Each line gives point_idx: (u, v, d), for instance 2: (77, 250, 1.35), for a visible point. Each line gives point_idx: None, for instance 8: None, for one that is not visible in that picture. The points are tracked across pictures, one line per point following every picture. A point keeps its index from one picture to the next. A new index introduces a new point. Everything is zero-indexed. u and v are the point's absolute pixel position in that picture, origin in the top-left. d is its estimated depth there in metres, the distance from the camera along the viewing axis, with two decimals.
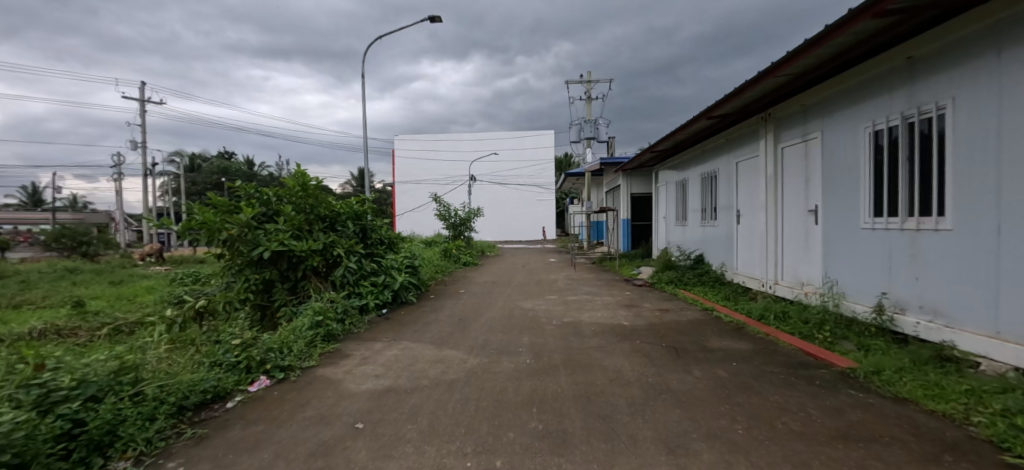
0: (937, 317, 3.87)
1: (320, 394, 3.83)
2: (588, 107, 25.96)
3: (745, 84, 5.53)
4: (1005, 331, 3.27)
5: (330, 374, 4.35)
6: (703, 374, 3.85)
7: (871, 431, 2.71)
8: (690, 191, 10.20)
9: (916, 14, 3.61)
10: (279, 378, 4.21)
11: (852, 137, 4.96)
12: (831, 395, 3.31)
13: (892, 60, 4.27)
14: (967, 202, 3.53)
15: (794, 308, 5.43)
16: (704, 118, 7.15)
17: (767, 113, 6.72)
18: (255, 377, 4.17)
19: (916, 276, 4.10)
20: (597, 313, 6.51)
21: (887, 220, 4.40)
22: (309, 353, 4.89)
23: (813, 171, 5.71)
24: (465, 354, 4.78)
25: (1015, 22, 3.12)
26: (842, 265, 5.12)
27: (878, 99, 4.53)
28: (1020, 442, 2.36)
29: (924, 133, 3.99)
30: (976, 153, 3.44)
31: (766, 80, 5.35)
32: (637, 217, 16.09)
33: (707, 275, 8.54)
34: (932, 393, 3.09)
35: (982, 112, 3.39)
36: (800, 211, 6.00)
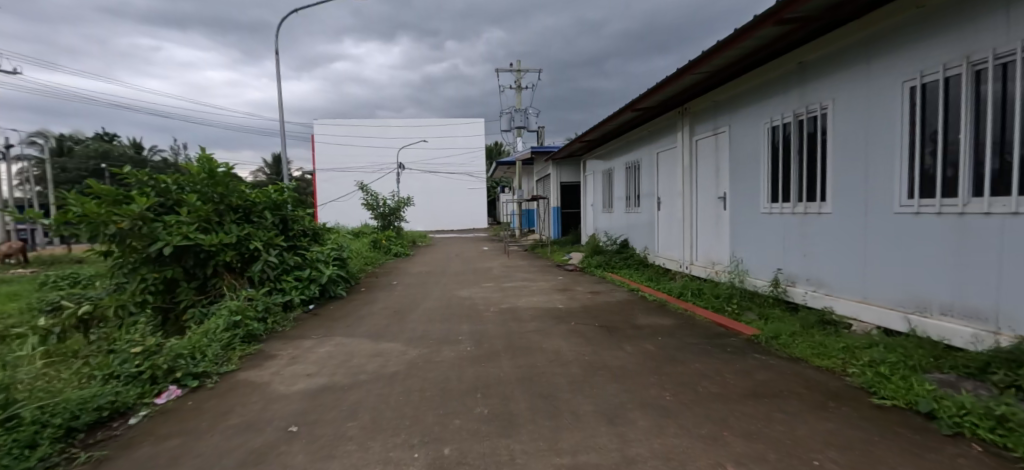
0: (820, 287, 4.54)
1: (245, 399, 3.57)
2: (517, 97, 26.12)
3: (665, 79, 5.93)
4: (870, 297, 3.95)
5: (254, 377, 4.07)
6: (635, 349, 4.17)
7: (775, 387, 3.15)
8: (616, 179, 10.78)
9: (804, 26, 4.18)
10: (191, 387, 3.85)
11: (754, 131, 5.58)
12: (742, 359, 3.75)
13: (788, 64, 4.86)
14: (844, 190, 4.17)
15: (707, 285, 6.02)
16: (628, 110, 7.54)
17: (683, 108, 7.29)
18: (162, 387, 3.78)
19: (804, 253, 4.76)
20: (534, 298, 6.71)
21: (783, 204, 5.04)
22: (227, 357, 4.52)
23: (722, 161, 6.34)
24: (404, 346, 4.71)
25: (881, 36, 3.74)
26: (746, 246, 5.78)
27: (776, 99, 5.14)
28: (884, 386, 2.90)
29: (812, 129, 4.62)
30: (852, 148, 4.06)
31: (684, 77, 5.78)
32: (567, 205, 16.66)
33: (632, 258, 9.13)
34: (819, 351, 3.65)
35: (856, 114, 4.03)
36: (710, 197, 6.66)
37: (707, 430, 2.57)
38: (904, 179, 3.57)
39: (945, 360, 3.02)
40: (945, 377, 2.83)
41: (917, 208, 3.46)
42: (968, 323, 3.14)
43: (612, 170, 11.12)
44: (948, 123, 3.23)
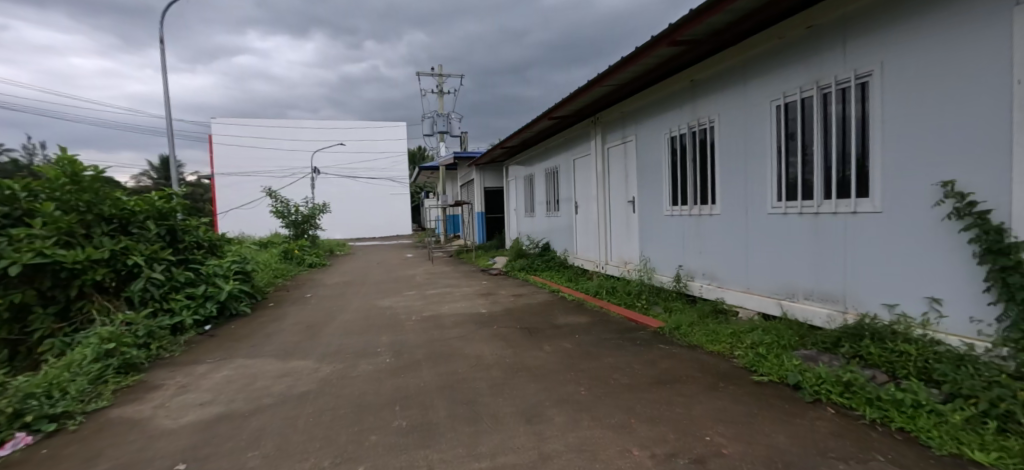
0: (713, 280, 5.09)
1: (120, 438, 3.17)
2: (439, 101, 25.89)
3: (577, 90, 6.27)
4: (753, 286, 4.51)
5: (133, 411, 3.63)
6: (553, 348, 4.37)
7: (676, 373, 3.50)
8: (537, 184, 11.14)
9: (693, 48, 4.69)
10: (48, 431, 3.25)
11: (656, 140, 6.11)
12: (648, 350, 4.11)
13: (682, 81, 5.40)
14: (730, 194, 4.73)
15: (620, 283, 6.45)
16: (544, 118, 7.84)
17: (595, 117, 7.74)
18: (6, 435, 3.11)
19: (700, 250, 5.30)
20: (457, 305, 6.74)
21: (681, 207, 5.57)
22: (97, 392, 3.94)
23: (630, 168, 6.85)
24: (317, 363, 4.50)
25: (754, 61, 4.33)
26: (652, 245, 6.29)
27: (673, 112, 5.68)
28: (762, 364, 3.36)
29: (702, 139, 5.17)
30: (735, 157, 4.62)
31: (594, 88, 6.15)
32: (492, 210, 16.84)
33: (553, 260, 9.50)
34: (712, 337, 4.10)
35: (737, 127, 4.59)
36: (621, 201, 7.15)
37: (617, 419, 2.79)
38: (774, 185, 4.15)
39: (808, 338, 3.55)
40: (808, 352, 3.33)
41: (785, 209, 4.05)
42: (825, 305, 3.74)
43: (533, 175, 11.47)
44: (805, 137, 3.83)
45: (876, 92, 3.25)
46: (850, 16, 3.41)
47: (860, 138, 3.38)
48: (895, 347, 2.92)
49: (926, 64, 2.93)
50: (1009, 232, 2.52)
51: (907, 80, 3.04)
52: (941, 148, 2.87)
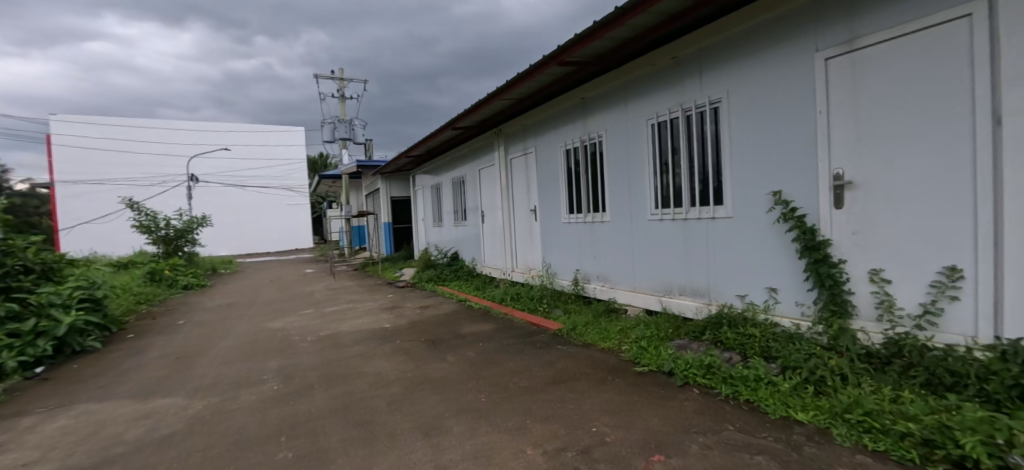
0: (606, 281, 5.48)
1: None
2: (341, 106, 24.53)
3: (478, 102, 6.37)
4: (639, 285, 4.94)
5: None
6: (456, 358, 4.40)
7: (571, 371, 3.74)
8: (444, 194, 11.09)
9: (582, 69, 5.07)
10: None
11: (553, 152, 6.44)
12: (547, 352, 4.32)
13: (573, 98, 5.78)
14: (617, 202, 5.16)
15: (524, 289, 6.66)
16: (448, 128, 7.85)
17: (497, 129, 7.92)
18: None
19: (594, 255, 5.68)
20: (358, 321, 6.45)
21: (577, 215, 5.93)
22: None
23: (531, 178, 7.11)
24: (186, 399, 4.01)
25: (633, 83, 4.80)
26: (553, 251, 6.60)
27: (566, 126, 6.05)
28: (644, 355, 3.72)
29: (593, 153, 5.59)
30: (620, 169, 5.06)
31: (494, 101, 6.30)
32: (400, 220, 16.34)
33: (462, 270, 9.51)
34: (604, 335, 4.43)
35: (621, 142, 5.04)
36: (524, 210, 7.39)
37: (513, 421, 2.91)
38: (652, 194, 4.63)
39: (681, 328, 4.00)
40: (681, 342, 3.75)
41: (661, 215, 4.54)
42: (694, 299, 4.25)
43: (440, 185, 11.40)
44: (675, 153, 4.34)
45: (726, 115, 3.81)
46: (706, 50, 3.97)
47: (716, 154, 3.93)
48: (747, 331, 3.42)
49: (761, 94, 3.53)
50: (820, 232, 3.17)
51: (748, 106, 3.63)
52: (773, 164, 3.47)
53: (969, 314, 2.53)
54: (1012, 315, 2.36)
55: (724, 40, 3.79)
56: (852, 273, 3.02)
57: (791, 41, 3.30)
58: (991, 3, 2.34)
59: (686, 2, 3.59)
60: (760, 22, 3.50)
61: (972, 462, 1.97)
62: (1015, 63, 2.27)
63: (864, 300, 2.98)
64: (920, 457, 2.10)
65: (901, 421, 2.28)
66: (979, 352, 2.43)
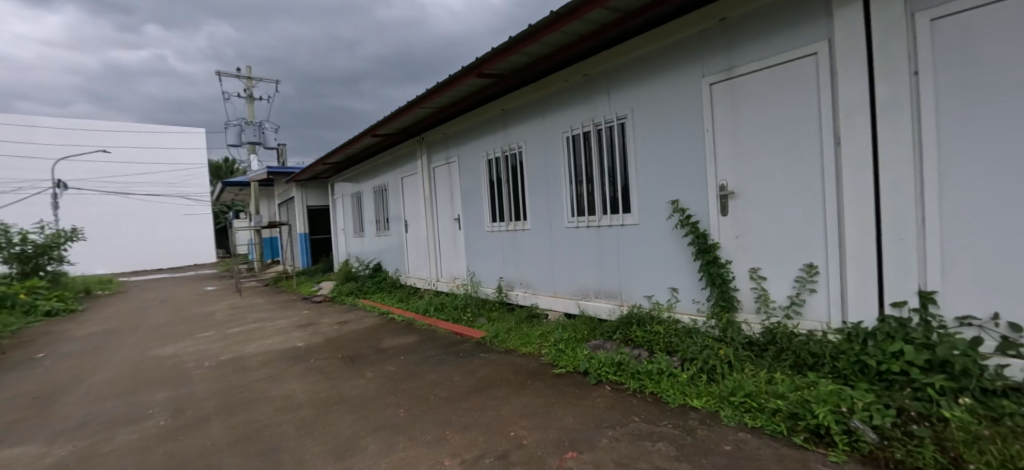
0: (528, 287, 5.62)
1: None
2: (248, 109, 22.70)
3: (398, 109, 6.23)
4: (558, 290, 5.14)
5: None
6: (375, 374, 4.27)
7: (492, 378, 3.80)
8: (364, 203, 10.70)
9: (501, 81, 5.17)
10: None
11: (474, 161, 6.44)
12: (469, 361, 4.35)
13: (495, 109, 5.85)
14: (537, 211, 5.33)
15: (448, 299, 6.61)
16: (367, 134, 7.58)
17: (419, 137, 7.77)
18: None
19: (517, 262, 5.79)
20: (266, 341, 6.01)
21: (499, 223, 6.01)
22: None
23: (454, 187, 7.02)
24: (47, 445, 3.47)
25: (549, 97, 5.00)
26: (477, 259, 6.62)
27: (487, 136, 6.13)
28: (561, 357, 3.89)
29: (513, 163, 5.73)
30: (539, 178, 5.24)
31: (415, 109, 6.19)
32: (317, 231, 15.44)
33: (384, 281, 9.20)
34: (524, 340, 4.55)
35: (539, 152, 5.23)
36: (447, 219, 7.34)
37: (432, 434, 2.90)
38: (568, 203, 4.85)
39: (596, 330, 4.23)
40: (596, 342, 3.97)
41: (576, 223, 4.78)
42: (608, 300, 4.52)
43: (360, 193, 10.96)
44: (589, 165, 4.60)
45: (631, 131, 4.13)
46: (612, 69, 4.27)
47: (624, 166, 4.23)
48: (652, 328, 3.71)
49: (660, 112, 3.88)
50: (710, 236, 3.58)
51: (650, 122, 3.97)
52: (671, 175, 3.82)
53: (823, 303, 3.04)
54: (854, 302, 2.88)
55: (628, 61, 4.12)
56: (737, 272, 3.46)
57: (684, 67, 3.68)
58: (830, 46, 2.89)
59: (593, 25, 3.87)
60: (659, 46, 3.84)
61: (826, 428, 2.40)
62: (849, 96, 2.82)
63: (746, 295, 3.43)
64: (788, 428, 2.51)
65: (773, 398, 2.68)
66: (832, 334, 2.92)
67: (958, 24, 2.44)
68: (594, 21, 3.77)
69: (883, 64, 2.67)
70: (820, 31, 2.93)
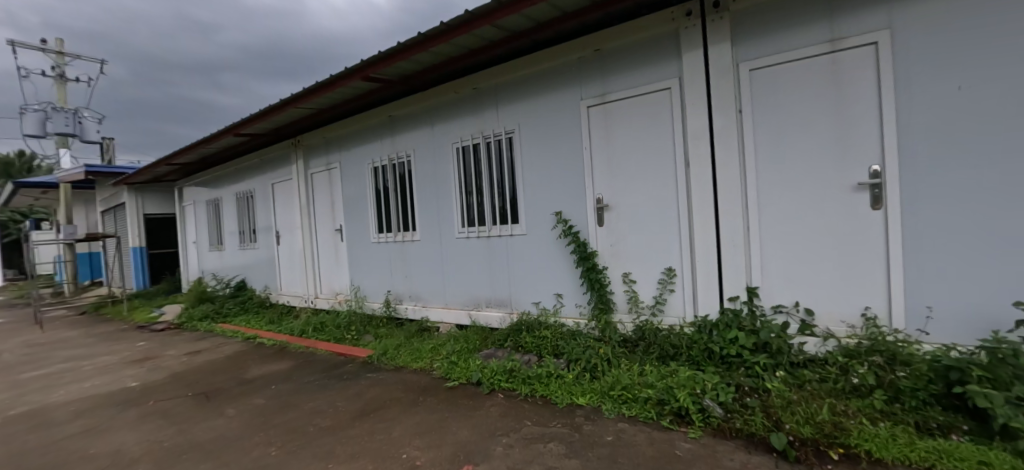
0: (418, 300, 5.46)
1: None
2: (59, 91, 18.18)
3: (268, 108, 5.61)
4: (450, 302, 5.10)
5: None
6: (238, 410, 3.77)
7: (380, 399, 3.63)
8: (223, 213, 9.36)
9: (388, 86, 4.99)
10: None
11: (357, 168, 6.08)
12: (354, 383, 4.08)
13: (380, 115, 5.61)
14: (427, 220, 5.25)
15: (329, 317, 6.06)
16: (228, 134, 6.64)
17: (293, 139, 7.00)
18: None
19: (406, 274, 5.59)
20: (86, 383, 4.89)
21: (387, 234, 5.75)
22: None
23: (335, 195, 6.47)
24: None
25: (437, 107, 5.00)
26: (361, 273, 6.21)
27: (371, 143, 5.85)
28: (453, 370, 3.88)
29: (399, 172, 5.56)
30: (428, 189, 5.18)
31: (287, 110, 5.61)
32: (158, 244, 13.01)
33: (249, 301, 8.11)
34: (415, 356, 4.42)
35: (428, 162, 5.17)
36: (327, 229, 6.71)
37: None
38: (459, 213, 4.88)
39: (488, 339, 4.32)
40: (488, 351, 4.05)
41: (467, 233, 4.82)
42: (498, 309, 4.63)
43: (217, 201, 9.56)
44: (479, 176, 4.69)
45: (518, 145, 4.33)
46: (498, 86, 4.45)
47: (512, 178, 4.42)
48: (540, 333, 3.92)
49: (544, 129, 4.14)
50: (589, 244, 3.92)
51: (535, 138, 4.22)
52: (556, 188, 4.10)
53: (680, 300, 3.54)
54: (703, 298, 3.42)
55: (512, 79, 4.32)
56: (612, 277, 3.84)
57: (563, 89, 4.01)
58: (680, 82, 3.41)
59: (483, 41, 4.00)
60: (543, 68, 4.10)
61: (685, 409, 2.80)
62: (694, 126, 3.35)
63: (620, 297, 3.83)
64: (657, 413, 2.87)
65: (645, 388, 3.03)
66: (687, 327, 3.42)
67: (767, 74, 3.10)
68: (484, 38, 3.90)
69: (718, 102, 3.25)
70: (672, 69, 3.44)
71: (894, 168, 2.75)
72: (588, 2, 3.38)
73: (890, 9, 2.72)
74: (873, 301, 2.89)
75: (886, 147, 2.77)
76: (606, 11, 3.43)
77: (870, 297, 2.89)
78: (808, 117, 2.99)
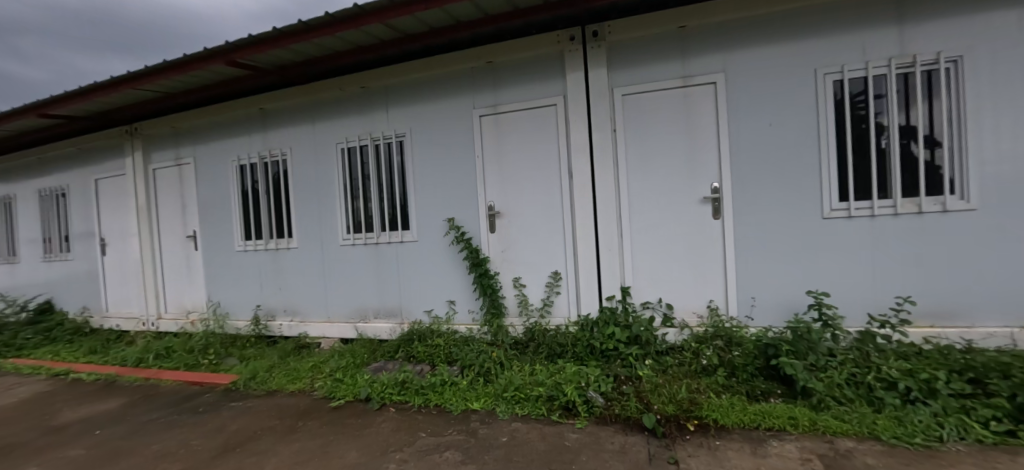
0: (294, 315, 4.93)
1: None
2: None
3: (92, 86, 4.57)
4: (333, 315, 4.71)
5: None
6: (44, 466, 2.96)
7: (250, 430, 3.19)
8: (15, 216, 7.28)
9: (257, 75, 4.44)
10: None
11: (215, 166, 5.28)
12: (214, 415, 3.51)
13: (247, 107, 4.95)
14: (303, 226, 4.79)
15: (178, 341, 5.08)
16: (31, 113, 5.19)
17: (132, 127, 5.70)
18: None
19: (280, 287, 5.00)
20: None
21: (254, 241, 5.09)
22: None
23: (186, 196, 5.49)
24: None
25: (317, 104, 4.62)
26: (221, 287, 5.37)
27: (233, 137, 5.14)
28: (338, 389, 3.59)
29: (268, 172, 4.97)
30: (306, 192, 4.74)
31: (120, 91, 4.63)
32: None
33: (60, 327, 6.33)
34: (291, 377, 3.97)
35: (304, 162, 4.73)
36: (177, 238, 5.63)
37: None
38: (342, 218, 4.56)
39: (376, 351, 4.11)
40: (376, 365, 3.85)
41: (353, 240, 4.52)
42: (388, 320, 4.43)
43: (7, 200, 7.40)
44: (365, 179, 4.46)
45: (409, 150, 4.22)
46: (386, 87, 4.29)
47: (402, 183, 4.29)
48: (433, 342, 3.87)
49: (435, 136, 4.12)
50: (481, 251, 3.99)
51: (425, 144, 4.16)
52: (447, 194, 4.10)
53: (565, 301, 3.83)
54: (585, 299, 3.74)
55: (400, 81, 4.21)
56: (503, 281, 3.97)
57: (453, 97, 4.04)
58: (564, 100, 3.71)
59: (372, 39, 3.84)
60: (433, 74, 4.08)
61: (572, 402, 3.02)
62: (577, 141, 3.66)
63: (510, 301, 3.98)
64: (547, 409, 3.04)
65: (535, 386, 3.20)
66: (572, 325, 3.70)
67: (635, 100, 3.55)
68: (373, 35, 3.74)
69: (596, 121, 3.61)
70: (556, 87, 3.74)
71: (729, 185, 3.38)
72: (481, 14, 3.48)
73: (724, 56, 3.35)
74: (715, 295, 3.48)
75: (722, 167, 3.38)
76: (499, 25, 3.56)
77: (713, 292, 3.48)
78: (667, 139, 3.50)
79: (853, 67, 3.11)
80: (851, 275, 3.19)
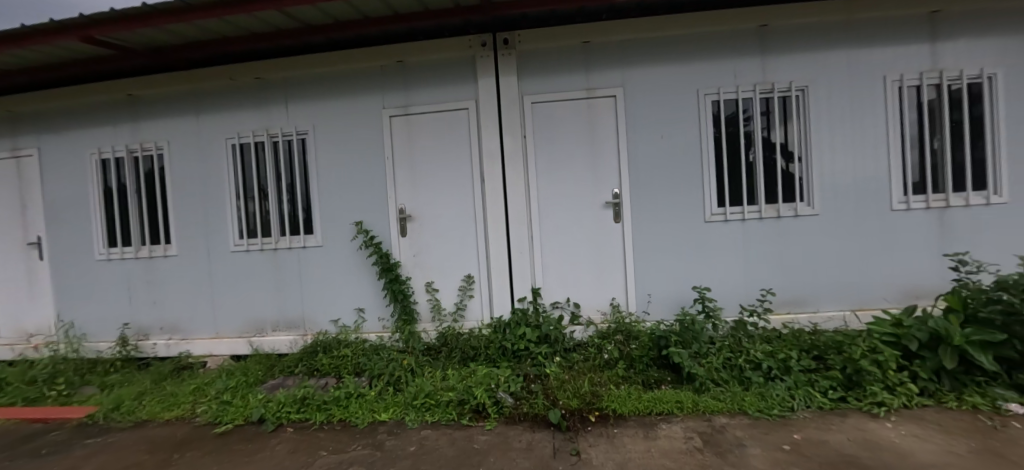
0: (173, 333, 4.36)
1: None
2: None
3: None
4: (221, 330, 4.25)
5: None
6: None
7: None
8: None
9: (126, 57, 3.89)
10: None
11: (69, 161, 4.51)
12: (62, 457, 2.97)
13: (113, 93, 4.31)
14: (184, 231, 4.27)
15: (13, 371, 4.21)
16: None
17: None
18: None
19: (154, 300, 4.40)
20: None
21: (122, 248, 4.43)
22: None
23: (28, 197, 4.62)
24: None
25: (202, 95, 4.17)
26: (76, 303, 4.57)
27: (94, 128, 4.44)
28: (225, 413, 3.24)
29: (140, 170, 4.37)
30: (188, 193, 4.24)
31: None
32: None
33: None
34: (167, 403, 3.50)
35: (186, 159, 4.23)
36: (13, 247, 4.70)
37: None
38: (233, 221, 4.15)
39: (274, 367, 3.78)
40: (272, 383, 3.54)
41: (246, 246, 4.13)
42: (288, 332, 4.10)
43: None
44: (260, 180, 4.11)
45: (311, 149, 3.98)
46: (285, 82, 4.02)
47: (304, 185, 4.03)
48: (339, 353, 3.67)
49: (340, 135, 3.93)
50: (391, 256, 3.87)
51: (329, 143, 3.95)
52: (354, 196, 3.92)
53: (478, 305, 3.85)
54: (497, 301, 3.79)
55: (302, 76, 3.97)
56: (415, 286, 3.88)
57: (360, 95, 3.90)
58: (475, 104, 3.76)
59: (267, 27, 3.56)
60: (339, 70, 3.89)
61: (482, 404, 3.02)
62: (488, 146, 3.72)
63: (422, 307, 3.91)
64: (458, 413, 3.02)
65: (446, 391, 3.16)
66: (485, 328, 3.73)
67: (543, 108, 3.71)
68: (269, 23, 3.47)
69: (506, 127, 3.70)
70: (468, 92, 3.77)
71: (628, 191, 3.65)
72: (390, 11, 3.40)
73: (622, 72, 3.63)
74: (617, 293, 3.73)
75: (622, 174, 3.65)
76: (409, 24, 3.50)
77: (615, 290, 3.73)
78: (572, 146, 3.69)
79: (727, 90, 3.55)
80: (727, 271, 3.61)
